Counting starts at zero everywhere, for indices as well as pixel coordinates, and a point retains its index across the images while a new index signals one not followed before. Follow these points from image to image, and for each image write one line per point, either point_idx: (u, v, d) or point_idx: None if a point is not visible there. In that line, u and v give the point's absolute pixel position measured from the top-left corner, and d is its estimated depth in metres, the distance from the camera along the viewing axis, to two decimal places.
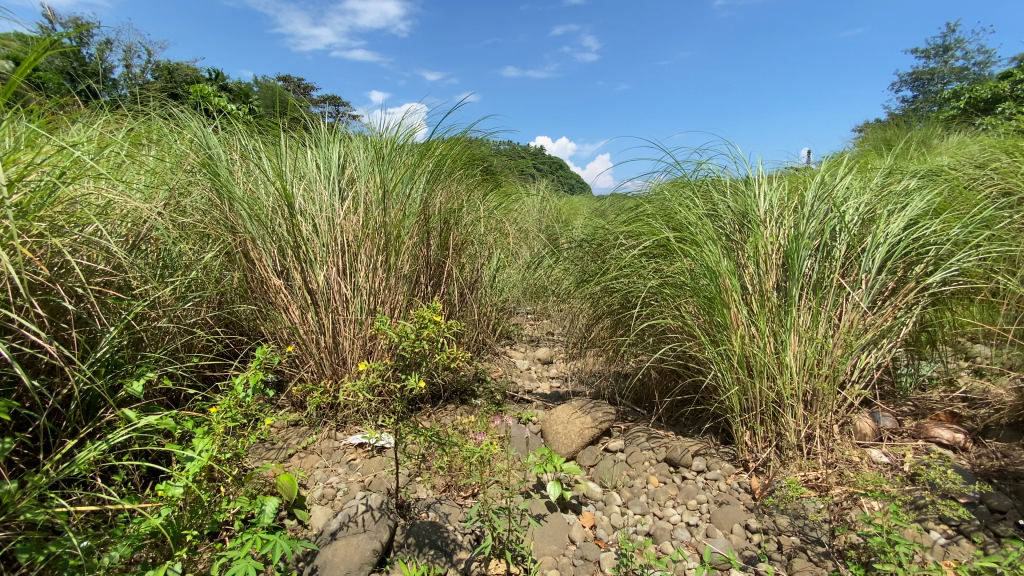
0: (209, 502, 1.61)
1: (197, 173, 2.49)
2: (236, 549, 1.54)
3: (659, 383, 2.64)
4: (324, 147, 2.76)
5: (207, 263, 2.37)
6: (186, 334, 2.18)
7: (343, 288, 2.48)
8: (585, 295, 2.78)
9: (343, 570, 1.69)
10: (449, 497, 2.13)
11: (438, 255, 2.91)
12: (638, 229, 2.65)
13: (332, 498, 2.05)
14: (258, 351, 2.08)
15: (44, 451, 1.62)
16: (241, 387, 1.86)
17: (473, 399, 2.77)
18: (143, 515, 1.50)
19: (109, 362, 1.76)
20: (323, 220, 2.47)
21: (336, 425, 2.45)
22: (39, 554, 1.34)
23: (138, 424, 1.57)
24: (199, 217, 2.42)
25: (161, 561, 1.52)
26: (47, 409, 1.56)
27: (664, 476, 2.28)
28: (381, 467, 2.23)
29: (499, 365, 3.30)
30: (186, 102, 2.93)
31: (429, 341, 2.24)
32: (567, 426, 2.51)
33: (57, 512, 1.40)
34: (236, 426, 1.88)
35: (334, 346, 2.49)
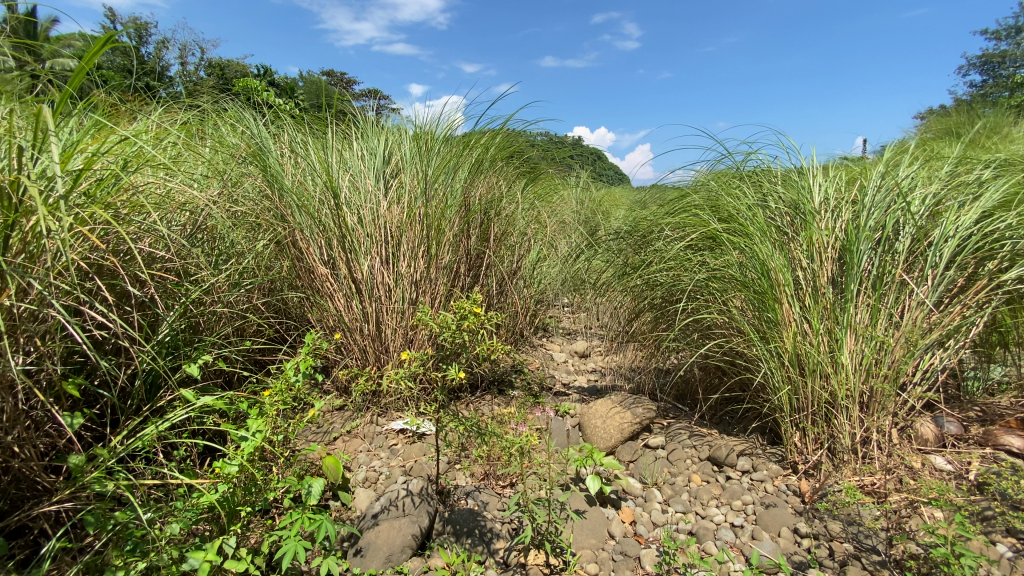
0: (262, 480, 1.67)
1: (248, 165, 2.57)
2: (286, 527, 1.60)
3: (703, 380, 2.57)
4: (370, 139, 2.80)
5: (259, 251, 2.45)
6: (239, 319, 2.26)
7: (386, 277, 2.52)
8: (627, 287, 2.71)
9: (386, 553, 1.73)
10: (488, 485, 2.14)
11: (478, 246, 2.91)
12: (684, 221, 2.56)
13: (374, 481, 2.10)
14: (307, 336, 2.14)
15: (111, 427, 1.72)
16: (292, 372, 1.93)
17: (511, 390, 2.76)
18: (201, 490, 1.58)
19: (169, 344, 1.85)
20: (368, 211, 2.51)
21: (378, 411, 2.49)
22: (106, 524, 1.43)
23: (196, 404, 1.64)
24: (250, 207, 2.50)
25: (217, 535, 1.59)
26: (114, 387, 1.66)
27: (707, 475, 2.22)
28: (421, 454, 2.26)
29: (537, 356, 3.28)
30: (237, 96, 3.02)
31: (470, 331, 2.25)
32: (607, 420, 2.46)
33: (123, 484, 1.50)
34: (286, 410, 1.95)
35: (377, 334, 2.53)
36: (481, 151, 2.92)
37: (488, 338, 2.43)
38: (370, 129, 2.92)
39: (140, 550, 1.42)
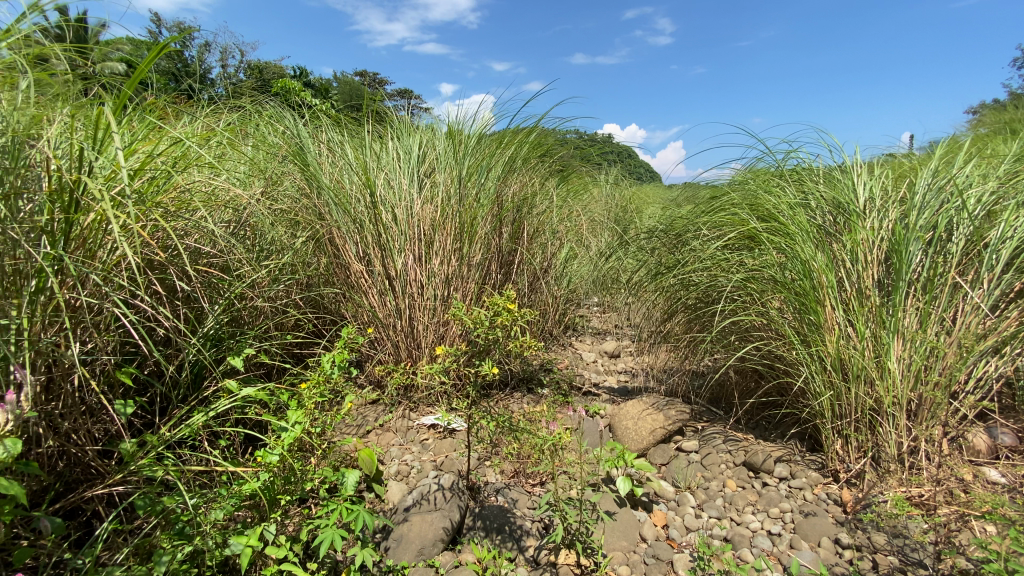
0: (301, 471, 1.72)
1: (288, 164, 2.64)
2: (323, 517, 1.64)
3: (738, 383, 2.51)
4: (404, 138, 2.84)
5: (298, 247, 2.51)
6: (279, 314, 2.32)
7: (419, 274, 2.55)
8: (660, 287, 2.67)
9: (419, 546, 1.76)
10: (518, 483, 2.14)
11: (510, 244, 2.92)
12: (721, 220, 2.50)
13: (406, 475, 2.13)
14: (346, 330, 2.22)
15: (160, 415, 1.80)
16: (328, 365, 2.01)
17: (540, 388, 2.75)
18: (244, 478, 1.63)
19: (214, 337, 1.93)
20: (402, 209, 2.55)
21: (409, 406, 2.52)
22: (156, 508, 1.49)
23: (239, 395, 1.70)
24: (290, 205, 2.57)
25: (257, 522, 1.64)
26: (163, 377, 1.73)
27: (743, 481, 2.17)
28: (452, 449, 2.28)
29: (566, 355, 3.26)
30: (276, 97, 3.10)
31: (501, 329, 2.26)
32: (638, 421, 2.43)
33: (171, 470, 1.56)
34: (324, 402, 2.00)
35: (410, 330, 2.57)
36: (514, 151, 2.93)
37: (518, 336, 2.44)
38: (404, 129, 2.96)
39: (187, 534, 1.48)
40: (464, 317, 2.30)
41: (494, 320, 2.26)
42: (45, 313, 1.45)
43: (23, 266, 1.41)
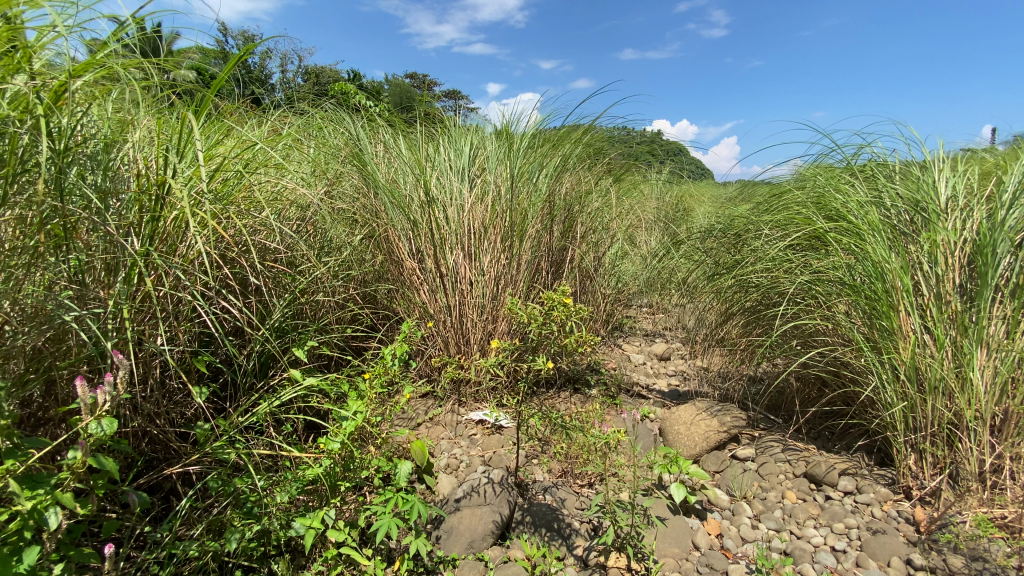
0: (359, 459, 1.79)
1: (347, 164, 2.74)
2: (379, 505, 1.70)
3: (799, 391, 2.40)
4: (457, 138, 2.89)
5: (355, 245, 2.60)
6: (338, 308, 2.41)
7: (470, 271, 2.58)
8: (716, 289, 2.58)
9: (469, 538, 1.78)
10: (566, 483, 2.13)
11: (560, 242, 2.90)
12: (784, 219, 2.39)
13: (455, 468, 2.17)
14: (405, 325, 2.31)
15: (230, 401, 1.91)
16: (390, 357, 2.12)
17: (588, 389, 2.72)
18: (307, 463, 1.71)
19: (280, 329, 2.03)
20: (454, 208, 2.60)
21: (458, 401, 2.56)
22: (227, 488, 1.59)
23: (303, 384, 1.79)
24: (348, 203, 2.66)
25: (317, 506, 1.71)
26: (235, 365, 1.84)
27: (804, 493, 2.07)
28: (500, 445, 2.30)
29: (614, 356, 3.20)
30: (335, 100, 3.22)
31: (555, 326, 2.26)
32: (691, 426, 2.36)
33: (242, 453, 1.66)
34: (380, 395, 2.07)
35: (460, 326, 2.60)
36: (565, 151, 2.92)
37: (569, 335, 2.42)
38: (457, 129, 3.01)
39: (254, 514, 1.56)
40: (519, 309, 2.34)
41: (546, 318, 2.26)
42: (135, 302, 1.56)
43: (115, 260, 1.53)
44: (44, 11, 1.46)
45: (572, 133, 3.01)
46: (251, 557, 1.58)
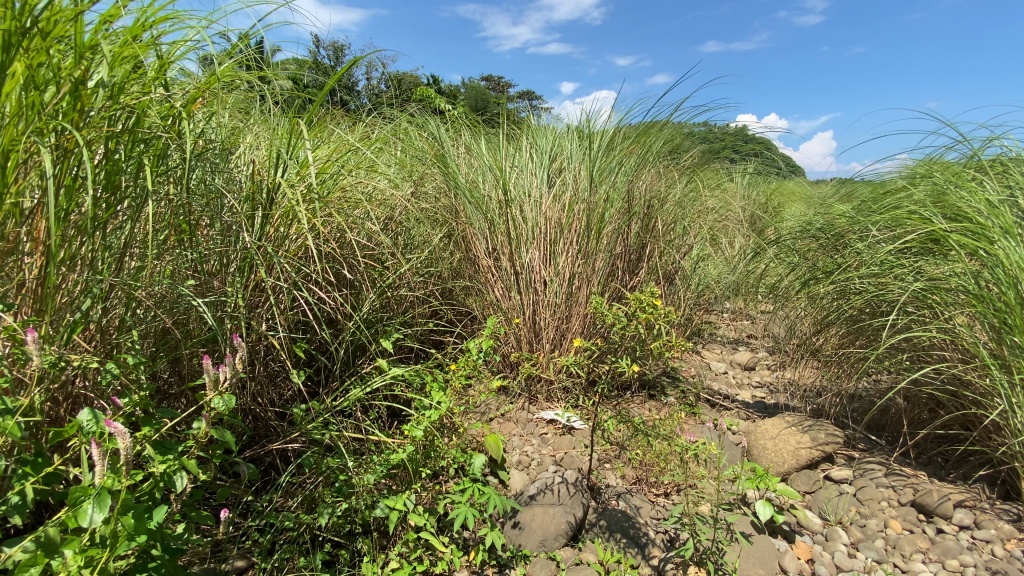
0: (439, 449, 1.86)
1: (430, 166, 2.85)
2: (457, 495, 1.76)
3: (907, 411, 2.18)
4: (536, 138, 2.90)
5: (435, 243, 2.70)
6: (419, 303, 2.51)
7: (546, 271, 2.59)
8: (811, 295, 2.40)
9: (541, 537, 1.78)
10: (640, 490, 2.08)
11: (638, 242, 2.83)
12: (895, 220, 2.17)
13: (527, 466, 2.18)
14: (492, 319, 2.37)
15: (324, 386, 2.06)
16: (475, 351, 2.18)
17: (664, 395, 2.63)
18: (392, 449, 1.81)
19: (370, 320, 2.15)
20: (532, 207, 2.62)
21: (529, 399, 2.56)
22: (321, 466, 1.72)
23: (391, 373, 1.89)
24: (430, 203, 2.76)
25: (398, 490, 1.80)
26: (330, 352, 1.99)
27: (910, 524, 1.87)
28: (571, 447, 2.28)
29: (691, 363, 3.06)
30: (419, 103, 3.34)
31: (643, 325, 2.15)
32: (778, 441, 2.21)
33: (334, 435, 1.78)
34: (459, 388, 2.14)
35: (533, 325, 2.61)
36: (646, 149, 2.84)
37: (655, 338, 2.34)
38: (536, 129, 3.03)
39: (343, 493, 1.67)
40: (604, 308, 2.25)
41: (630, 318, 2.17)
42: (248, 291, 1.71)
43: (230, 253, 1.69)
44: (186, 30, 1.61)
45: (653, 130, 2.92)
46: (340, 533, 1.69)
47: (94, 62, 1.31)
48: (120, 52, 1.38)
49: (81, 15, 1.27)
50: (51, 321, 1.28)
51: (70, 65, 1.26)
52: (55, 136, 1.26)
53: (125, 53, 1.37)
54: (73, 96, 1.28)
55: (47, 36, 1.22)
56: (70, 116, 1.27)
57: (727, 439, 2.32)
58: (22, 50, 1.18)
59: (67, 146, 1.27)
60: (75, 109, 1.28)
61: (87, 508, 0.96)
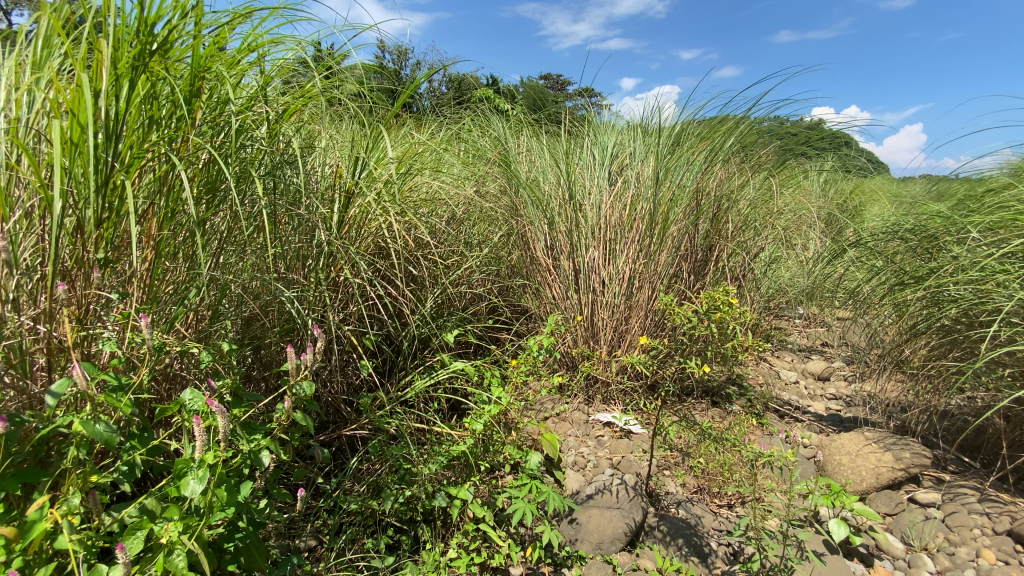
0: (497, 444, 1.89)
1: (492, 165, 2.89)
2: (514, 490, 1.78)
3: (1009, 432, 1.97)
4: (599, 136, 2.88)
5: (496, 242, 2.74)
6: (480, 300, 2.56)
7: (606, 271, 2.56)
8: (896, 302, 2.23)
9: (597, 539, 1.77)
10: (701, 500, 2.02)
11: (704, 242, 2.73)
12: (999, 221, 1.97)
13: (583, 467, 2.16)
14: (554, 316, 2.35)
15: (389, 377, 2.14)
16: (534, 349, 2.20)
17: (728, 403, 2.53)
18: (452, 441, 1.86)
19: (432, 315, 2.22)
20: (593, 206, 2.60)
21: (587, 400, 2.54)
22: (386, 453, 1.79)
23: (452, 367, 1.94)
24: (492, 202, 2.81)
25: (458, 482, 1.85)
26: (396, 344, 2.07)
27: (1008, 555, 1.69)
28: (629, 451, 2.24)
29: (758, 371, 2.92)
30: (482, 104, 3.40)
31: (717, 328, 2.07)
32: (855, 458, 2.07)
33: (399, 425, 1.85)
34: (518, 385, 2.16)
35: (592, 325, 2.58)
36: (715, 146, 2.74)
37: (727, 341, 2.24)
38: (598, 127, 3.00)
39: (406, 480, 1.74)
40: (674, 308, 2.17)
41: (701, 319, 2.09)
42: (323, 285, 1.81)
43: (309, 248, 1.80)
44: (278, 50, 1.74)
45: (723, 126, 2.81)
46: (402, 519, 1.75)
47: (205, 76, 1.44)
48: (226, 66, 1.51)
49: (195, 38, 1.40)
50: (158, 309, 1.41)
51: (185, 83, 1.40)
52: (169, 143, 1.40)
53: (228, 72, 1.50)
54: (185, 110, 1.41)
55: (167, 58, 1.35)
56: (182, 129, 1.41)
57: (800, 455, 2.19)
58: (147, 71, 1.32)
59: (178, 152, 1.41)
60: (186, 121, 1.42)
61: (189, 480, 1.05)
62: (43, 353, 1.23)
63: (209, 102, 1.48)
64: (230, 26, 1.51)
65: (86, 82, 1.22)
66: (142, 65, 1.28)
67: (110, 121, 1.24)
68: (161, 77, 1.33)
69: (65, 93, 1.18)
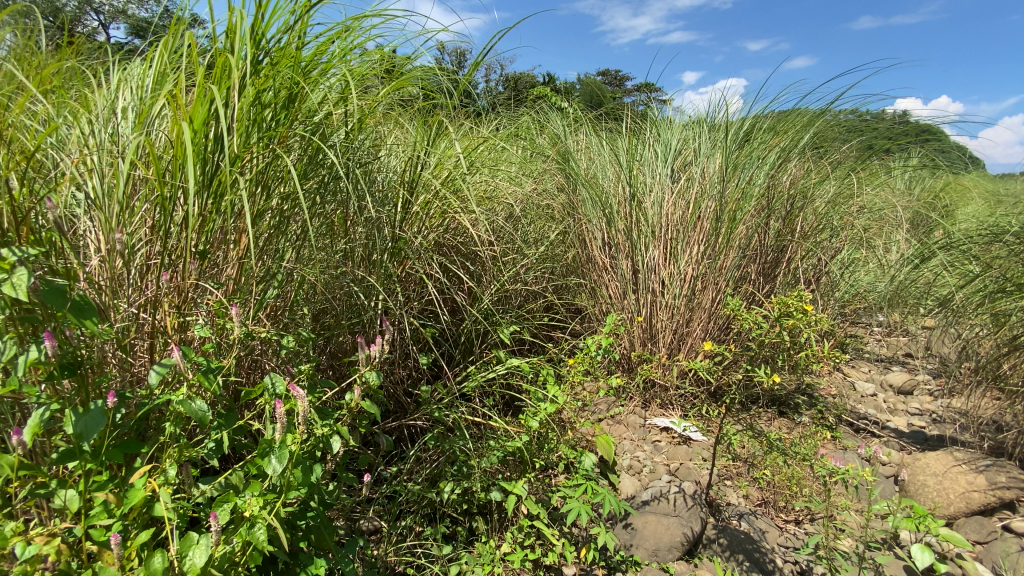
0: (554, 442, 1.89)
1: (550, 163, 2.88)
2: (570, 489, 1.77)
3: None
4: (662, 132, 2.80)
5: (552, 240, 2.73)
6: (536, 298, 2.56)
7: (666, 271, 2.49)
8: (996, 311, 2.02)
9: (654, 546, 1.73)
10: (765, 513, 1.93)
11: (774, 243, 2.58)
12: None
13: (639, 472, 2.11)
14: (609, 318, 2.31)
15: (446, 370, 2.19)
16: (592, 349, 2.17)
17: (796, 414, 2.39)
18: (509, 437, 1.87)
19: (489, 311, 2.24)
20: (655, 204, 2.54)
21: (643, 404, 2.48)
22: (444, 445, 1.84)
23: (510, 362, 1.95)
24: (549, 200, 2.80)
25: (514, 478, 1.86)
26: (453, 339, 2.11)
27: None
28: (688, 457, 2.17)
29: (830, 382, 2.74)
30: (540, 102, 3.39)
31: (789, 334, 1.96)
32: (942, 480, 1.90)
33: (456, 418, 1.89)
34: (574, 384, 2.14)
35: (650, 326, 2.52)
36: (790, 141, 2.59)
37: (799, 348, 2.12)
38: (661, 123, 2.91)
39: (463, 473, 1.78)
40: (742, 312, 2.08)
41: (770, 324, 1.98)
42: (387, 280, 1.87)
43: (375, 244, 1.86)
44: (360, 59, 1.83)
45: (798, 120, 2.66)
46: (458, 511, 1.79)
47: (294, 82, 1.53)
48: (313, 72, 1.60)
49: (288, 47, 1.49)
50: (243, 298, 1.52)
51: (280, 88, 1.50)
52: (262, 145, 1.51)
53: (317, 79, 1.59)
54: (277, 113, 1.51)
55: (266, 66, 1.45)
56: (275, 131, 1.51)
57: (879, 472, 2.07)
58: (248, 78, 1.42)
59: (269, 153, 1.52)
60: (276, 124, 1.52)
61: (271, 458, 1.12)
62: (145, 336, 1.36)
63: (297, 107, 1.57)
64: (317, 34, 1.60)
65: (198, 89, 1.33)
66: (246, 74, 1.40)
67: (217, 124, 1.35)
68: (257, 83, 1.43)
69: (182, 101, 1.31)
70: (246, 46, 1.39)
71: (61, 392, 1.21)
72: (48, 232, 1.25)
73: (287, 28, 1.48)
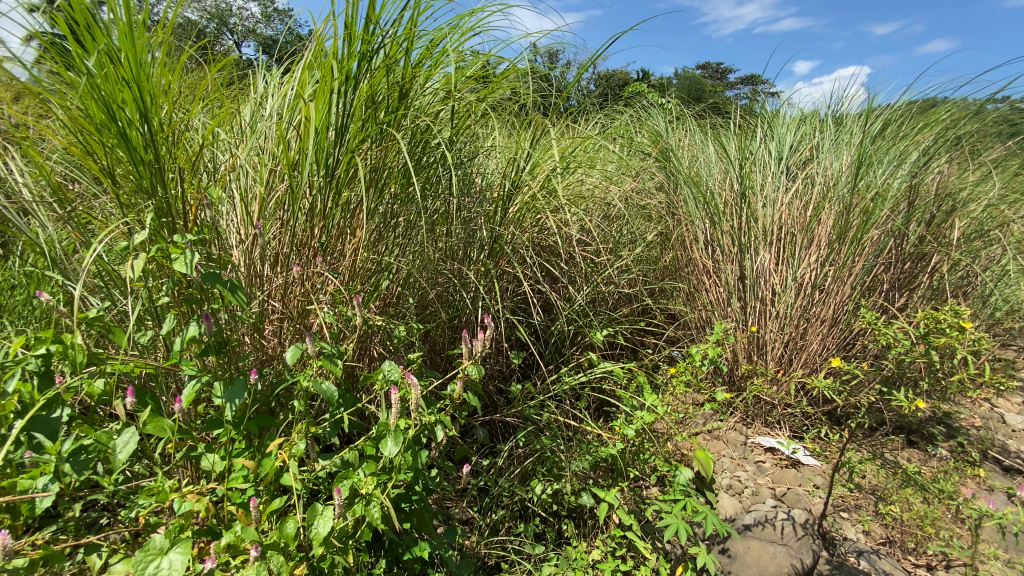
0: (649, 452, 1.81)
1: (650, 162, 2.78)
2: (666, 502, 1.69)
3: None
4: (779, 128, 2.60)
5: (649, 241, 2.63)
6: (630, 301, 2.48)
7: (777, 277, 2.30)
8: None
9: (757, 573, 1.59)
10: (890, 554, 1.71)
11: (912, 250, 2.27)
12: None
13: (740, 492, 1.96)
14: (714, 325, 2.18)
15: (537, 369, 2.18)
16: (694, 358, 2.05)
17: (930, 445, 2.10)
18: (601, 442, 1.82)
19: (582, 312, 2.20)
20: (767, 204, 2.37)
21: (745, 419, 2.31)
22: (536, 444, 1.84)
23: (605, 365, 1.89)
24: (648, 200, 2.70)
25: (605, 485, 1.81)
26: (545, 338, 2.10)
27: None
28: (797, 482, 1.99)
29: (973, 411, 2.38)
30: (639, 97, 3.27)
31: (937, 355, 1.71)
32: None
33: (549, 418, 1.88)
34: (672, 393, 2.04)
35: (757, 337, 2.33)
36: (936, 135, 2.28)
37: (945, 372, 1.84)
38: (776, 117, 2.70)
39: (554, 474, 1.77)
40: (875, 327, 1.85)
41: (911, 342, 1.74)
42: (485, 277, 1.91)
43: (476, 241, 1.90)
44: (468, 61, 1.89)
45: (947, 113, 2.33)
46: (547, 511, 1.79)
47: (407, 81, 1.60)
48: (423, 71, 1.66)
49: (403, 46, 1.55)
50: (358, 290, 1.62)
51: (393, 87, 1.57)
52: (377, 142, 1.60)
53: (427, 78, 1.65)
54: (391, 111, 1.59)
55: (383, 66, 1.52)
56: (389, 128, 1.59)
57: None
58: (367, 77, 1.50)
59: (383, 150, 1.60)
60: (390, 121, 1.60)
61: (386, 441, 1.18)
62: (276, 320, 1.49)
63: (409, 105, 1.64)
64: (429, 34, 1.65)
65: (324, 88, 1.44)
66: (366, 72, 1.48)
67: (341, 123, 1.45)
68: (375, 83, 1.51)
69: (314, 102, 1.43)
70: (369, 48, 1.47)
71: (210, 366, 1.37)
72: (206, 222, 1.42)
73: (402, 27, 1.54)
